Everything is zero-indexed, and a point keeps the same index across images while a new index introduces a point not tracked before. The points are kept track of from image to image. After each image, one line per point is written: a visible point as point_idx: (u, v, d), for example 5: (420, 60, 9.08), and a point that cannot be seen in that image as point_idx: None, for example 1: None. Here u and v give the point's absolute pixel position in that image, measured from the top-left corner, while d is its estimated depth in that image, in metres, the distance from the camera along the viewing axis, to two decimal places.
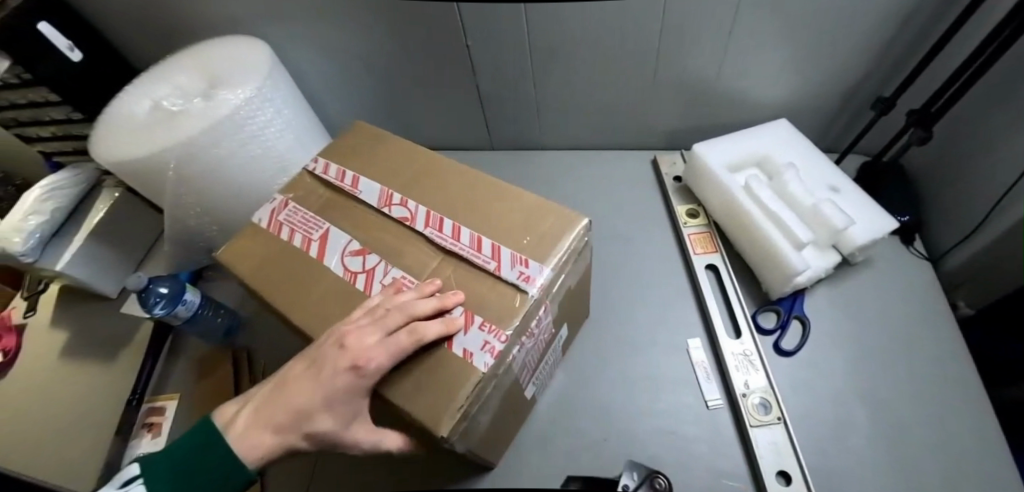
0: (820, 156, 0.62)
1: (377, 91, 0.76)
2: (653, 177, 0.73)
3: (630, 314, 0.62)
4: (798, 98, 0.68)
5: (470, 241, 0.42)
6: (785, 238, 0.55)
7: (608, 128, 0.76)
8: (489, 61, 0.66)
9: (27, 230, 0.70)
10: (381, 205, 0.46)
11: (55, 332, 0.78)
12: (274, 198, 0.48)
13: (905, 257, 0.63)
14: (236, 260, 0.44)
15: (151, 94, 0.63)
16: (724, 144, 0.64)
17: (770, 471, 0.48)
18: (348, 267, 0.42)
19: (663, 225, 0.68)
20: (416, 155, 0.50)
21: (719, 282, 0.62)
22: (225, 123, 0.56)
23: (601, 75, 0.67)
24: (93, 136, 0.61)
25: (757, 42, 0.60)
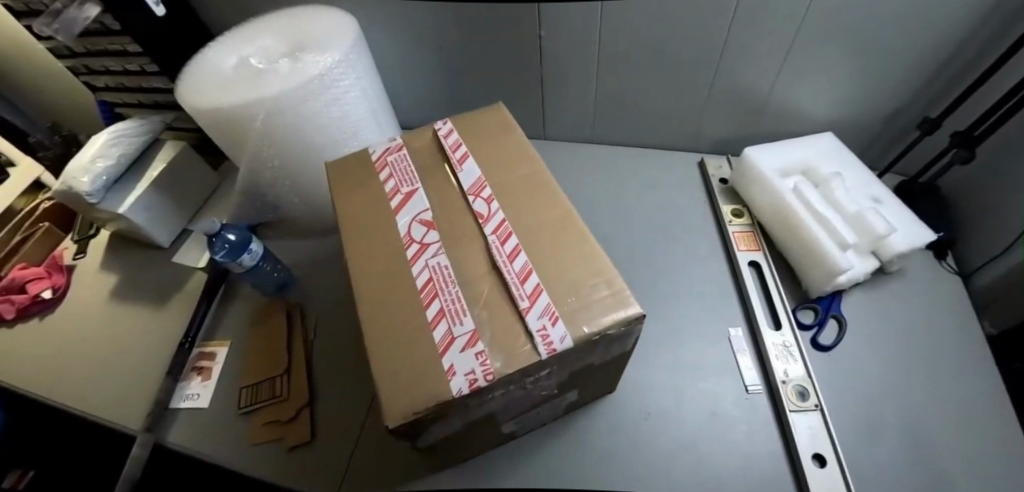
0: (864, 169, 0.66)
1: (441, 72, 0.79)
2: (699, 177, 0.76)
3: (674, 301, 0.65)
4: (844, 114, 0.72)
5: (520, 268, 0.41)
6: (830, 240, 0.59)
7: (659, 128, 0.80)
8: (558, 52, 0.69)
9: (95, 172, 0.72)
10: (470, 192, 0.47)
11: (105, 276, 0.80)
12: (396, 140, 0.54)
13: (937, 271, 0.66)
14: (346, 188, 0.51)
15: (238, 51, 0.67)
16: (775, 150, 0.67)
17: (806, 453, 0.51)
18: (411, 234, 0.45)
19: (708, 222, 0.71)
20: (518, 145, 0.52)
21: (760, 278, 0.65)
22: (314, 84, 0.59)
23: (663, 75, 0.70)
24: (181, 86, 0.64)
25: (815, 57, 0.64)
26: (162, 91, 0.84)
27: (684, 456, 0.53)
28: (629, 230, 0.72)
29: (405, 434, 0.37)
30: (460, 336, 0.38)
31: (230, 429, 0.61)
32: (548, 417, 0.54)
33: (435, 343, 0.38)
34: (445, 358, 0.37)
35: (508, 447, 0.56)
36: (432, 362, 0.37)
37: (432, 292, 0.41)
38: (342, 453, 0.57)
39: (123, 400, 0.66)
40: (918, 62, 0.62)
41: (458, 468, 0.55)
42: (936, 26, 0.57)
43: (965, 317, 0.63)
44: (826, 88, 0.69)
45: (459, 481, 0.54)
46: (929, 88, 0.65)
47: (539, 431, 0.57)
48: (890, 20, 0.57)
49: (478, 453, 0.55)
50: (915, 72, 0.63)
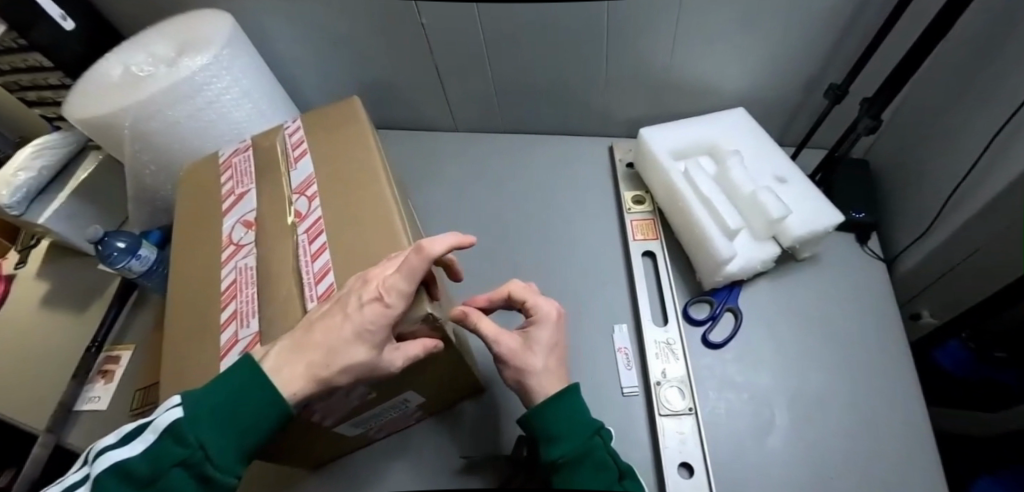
0: (772, 148, 0.60)
1: (342, 70, 0.77)
2: (609, 163, 0.72)
3: (564, 294, 0.61)
4: (764, 89, 0.66)
5: (319, 267, 0.40)
6: (717, 226, 0.54)
7: (572, 113, 0.75)
8: (444, 40, 0.66)
9: (15, 184, 0.74)
10: (296, 190, 0.46)
11: (38, 284, 0.83)
12: (248, 140, 0.53)
13: (856, 256, 0.61)
14: (188, 191, 0.50)
15: (125, 60, 0.67)
16: (674, 130, 0.62)
17: (672, 461, 0.48)
18: (232, 236, 0.45)
19: (610, 210, 0.67)
20: (358, 140, 0.49)
21: (656, 270, 0.61)
22: (181, 87, 0.58)
23: (557, 59, 0.66)
24: (70, 97, 0.65)
25: (710, 28, 0.58)
26: None
27: None
28: (529, 223, 0.69)
29: None
30: (243, 339, 0.37)
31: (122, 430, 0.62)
32: (407, 419, 0.52)
33: (221, 345, 0.38)
34: (225, 361, 0.37)
35: (374, 451, 0.55)
36: (215, 365, 0.37)
37: (232, 294, 0.40)
38: None
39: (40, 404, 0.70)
40: (825, 26, 0.55)
41: (320, 472, 0.54)
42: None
43: (884, 308, 0.57)
44: (736, 61, 0.62)
45: (322, 483, 0.54)
46: (846, 52, 0.58)
47: (406, 433, 0.55)
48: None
49: (341, 456, 0.54)
50: (826, 37, 0.56)
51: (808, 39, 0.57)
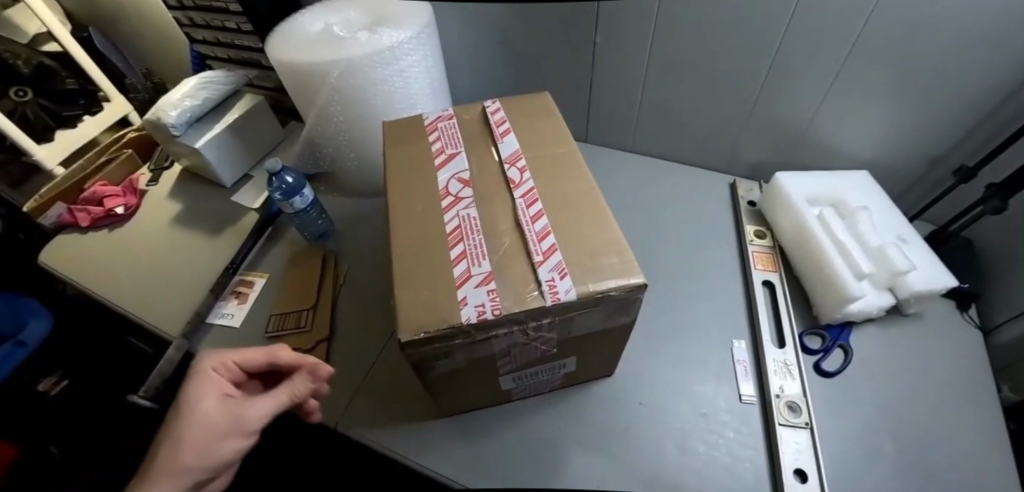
0: (894, 210, 0.67)
1: (497, 68, 0.84)
2: (729, 198, 0.79)
3: (682, 304, 0.67)
4: (889, 156, 0.72)
5: (540, 229, 0.46)
6: (846, 267, 0.60)
7: (697, 147, 0.82)
8: (609, 58, 0.74)
9: (182, 108, 0.81)
10: (506, 161, 0.52)
11: (172, 203, 0.90)
12: (449, 111, 0.60)
13: (956, 321, 0.66)
14: (396, 143, 0.56)
15: (323, 18, 0.74)
16: (806, 179, 0.69)
17: (787, 466, 0.52)
18: (449, 188, 0.50)
19: (729, 238, 0.73)
20: (557, 131, 0.56)
21: (772, 298, 0.67)
22: (383, 53, 0.66)
23: (702, 94, 0.74)
24: (272, 41, 0.72)
25: (861, 90, 0.65)
26: (248, 49, 0.94)
27: (664, 447, 0.55)
28: (650, 234, 0.75)
29: (414, 353, 0.42)
30: (476, 275, 0.43)
31: (255, 349, 0.67)
32: (547, 384, 0.57)
33: (454, 277, 0.43)
34: (460, 291, 0.42)
35: (503, 410, 0.59)
36: (450, 292, 0.42)
37: (458, 237, 0.46)
38: (348, 387, 0.62)
39: (168, 310, 0.75)
40: (970, 108, 0.62)
41: (451, 421, 0.58)
42: (994, 71, 0.57)
43: (981, 373, 0.62)
44: (872, 125, 0.69)
45: (452, 430, 0.58)
46: (979, 136, 0.64)
47: (534, 400, 0.60)
48: (944, 58, 0.57)
49: (474, 408, 0.58)
50: (965, 120, 0.63)
51: (944, 117, 0.64)
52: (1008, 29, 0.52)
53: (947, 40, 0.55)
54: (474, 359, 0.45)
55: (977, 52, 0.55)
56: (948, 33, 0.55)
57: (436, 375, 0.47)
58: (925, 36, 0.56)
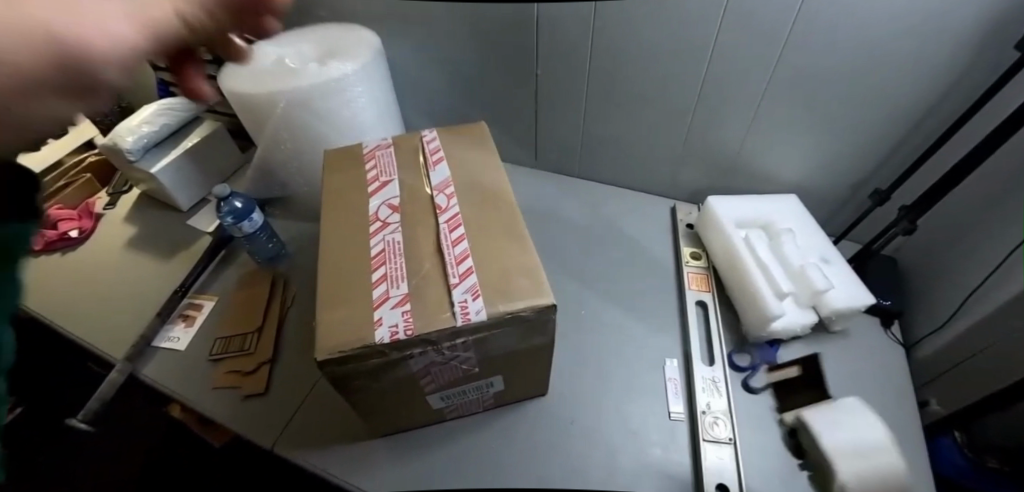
0: (817, 231, 0.70)
1: (447, 97, 0.88)
2: (670, 221, 0.82)
3: (618, 323, 0.69)
4: (816, 180, 0.76)
5: (459, 252, 0.48)
6: (770, 287, 0.63)
7: (640, 173, 0.86)
8: (551, 87, 0.78)
9: (139, 134, 0.83)
10: (436, 188, 0.55)
11: (128, 227, 0.91)
12: (388, 140, 0.63)
13: (880, 337, 0.69)
14: (334, 171, 0.59)
15: (277, 51, 0.77)
16: (736, 202, 0.73)
17: (710, 481, 0.54)
18: (378, 214, 0.52)
19: (668, 260, 0.76)
20: (488, 159, 0.58)
21: (705, 318, 0.69)
22: (331, 84, 0.69)
23: (639, 123, 0.78)
24: (227, 73, 0.75)
25: (783, 119, 0.70)
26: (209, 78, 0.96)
27: (593, 464, 0.57)
28: (591, 257, 0.77)
29: (331, 373, 0.43)
30: (393, 297, 0.44)
31: (197, 371, 0.67)
32: (479, 404, 0.58)
33: (372, 299, 0.44)
34: (377, 311, 0.43)
35: (439, 431, 0.60)
36: (367, 314, 0.43)
37: (381, 260, 0.48)
38: (286, 409, 0.62)
39: (113, 333, 0.75)
40: (884, 131, 0.66)
41: (387, 442, 0.59)
42: (898, 95, 0.61)
43: (901, 387, 0.65)
44: (798, 150, 0.74)
45: (387, 450, 0.58)
46: (892, 161, 0.69)
47: (470, 421, 0.61)
48: (855, 84, 0.62)
49: (409, 429, 0.59)
50: (880, 144, 0.68)
51: (859, 143, 0.69)
52: (903, 59, 0.57)
53: (856, 68, 0.60)
54: (395, 380, 0.47)
55: (883, 77, 0.60)
56: (853, 64, 0.60)
57: (360, 395, 0.48)
58: (833, 66, 0.61)
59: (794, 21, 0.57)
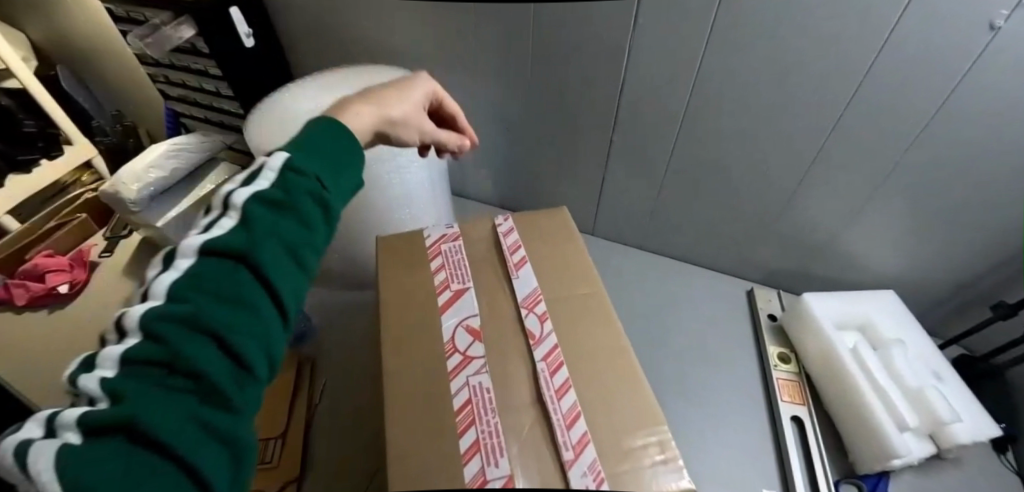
0: (928, 341, 0.62)
1: (506, 152, 0.80)
2: (748, 308, 0.74)
3: (694, 435, 0.62)
4: (920, 278, 0.67)
5: (567, 408, 0.38)
6: (888, 416, 0.55)
7: (712, 250, 0.78)
8: (626, 154, 0.70)
9: (146, 182, 0.74)
10: (523, 305, 0.45)
11: (128, 284, 0.82)
12: (454, 227, 0.53)
13: (994, 467, 0.60)
14: (396, 270, 0.49)
15: (314, 99, 0.66)
16: (834, 301, 0.65)
17: None
18: (455, 341, 0.43)
19: (751, 360, 0.69)
20: (580, 263, 0.49)
21: (801, 437, 0.61)
22: (382, 150, 0.59)
23: (722, 200, 0.70)
24: (255, 124, 0.65)
25: (894, 211, 0.60)
26: (229, 113, 0.86)
27: None
28: (654, 349, 0.70)
29: None
30: (493, 481, 0.35)
31: None
32: None
33: (465, 483, 0.34)
34: None
35: None
36: None
37: (468, 419, 0.38)
38: None
39: None
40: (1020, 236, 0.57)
41: None
42: None
43: None
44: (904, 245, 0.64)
45: None
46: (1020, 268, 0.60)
47: None
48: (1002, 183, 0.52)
49: None
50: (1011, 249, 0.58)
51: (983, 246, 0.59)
52: None
53: (1010, 164, 0.50)
54: None
55: None
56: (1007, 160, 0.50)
57: None
58: (981, 160, 0.51)
59: (934, 113, 0.49)
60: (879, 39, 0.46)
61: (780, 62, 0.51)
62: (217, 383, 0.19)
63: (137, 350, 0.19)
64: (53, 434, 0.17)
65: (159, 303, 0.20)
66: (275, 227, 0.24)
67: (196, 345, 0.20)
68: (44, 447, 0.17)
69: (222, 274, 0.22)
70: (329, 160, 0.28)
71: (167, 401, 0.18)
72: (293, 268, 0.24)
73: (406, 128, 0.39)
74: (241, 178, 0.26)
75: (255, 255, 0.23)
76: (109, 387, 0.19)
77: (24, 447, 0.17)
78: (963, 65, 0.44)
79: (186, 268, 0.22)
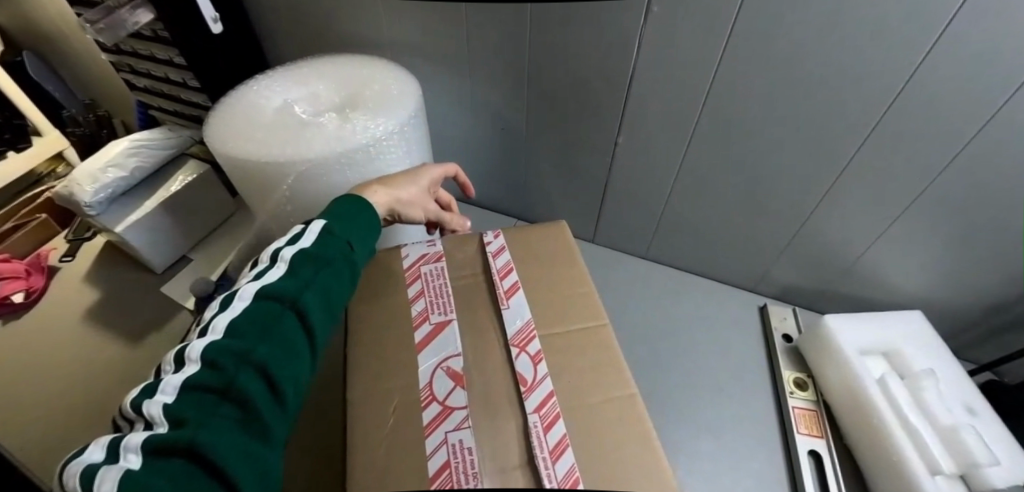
0: (959, 369, 0.57)
1: (500, 154, 0.73)
2: (760, 327, 0.69)
3: (699, 468, 0.57)
4: (950, 300, 0.61)
5: (563, 475, 0.32)
6: (921, 458, 0.49)
7: (721, 262, 0.72)
8: (630, 159, 0.64)
9: (103, 182, 0.67)
10: (513, 343, 0.39)
11: (86, 292, 0.75)
12: (436, 246, 0.47)
13: None
14: (375, 299, 0.44)
15: (284, 93, 0.59)
16: (857, 324, 0.59)
17: None
18: (432, 388, 0.37)
19: (762, 384, 0.64)
20: (578, 292, 0.44)
21: (819, 474, 0.55)
22: (357, 153, 0.52)
23: (733, 210, 0.63)
24: (215, 121, 0.57)
25: (928, 229, 0.54)
26: (198, 106, 0.79)
27: None
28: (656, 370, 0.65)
29: None
30: None
31: None
32: None
33: None
34: None
35: None
36: None
37: (445, 487, 0.32)
38: None
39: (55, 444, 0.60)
40: None
41: None
42: None
43: None
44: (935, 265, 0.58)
45: None
46: None
47: None
48: None
49: None
50: None
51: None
52: None
53: None
54: None
55: None
56: None
57: None
58: None
59: (981, 128, 0.43)
60: (925, 44, 0.39)
61: (805, 66, 0.45)
62: (258, 413, 0.26)
63: (198, 376, 0.26)
64: (120, 458, 0.23)
65: (216, 340, 0.28)
66: (318, 276, 0.34)
67: (246, 376, 0.27)
68: (110, 473, 0.21)
69: (278, 316, 0.31)
70: (356, 226, 0.38)
71: (219, 419, 0.25)
72: (295, 358, 0.30)
73: (413, 207, 0.46)
74: (286, 238, 0.35)
75: (304, 296, 0.32)
76: (169, 414, 0.25)
77: (91, 475, 0.21)
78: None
79: (224, 329, 0.29)
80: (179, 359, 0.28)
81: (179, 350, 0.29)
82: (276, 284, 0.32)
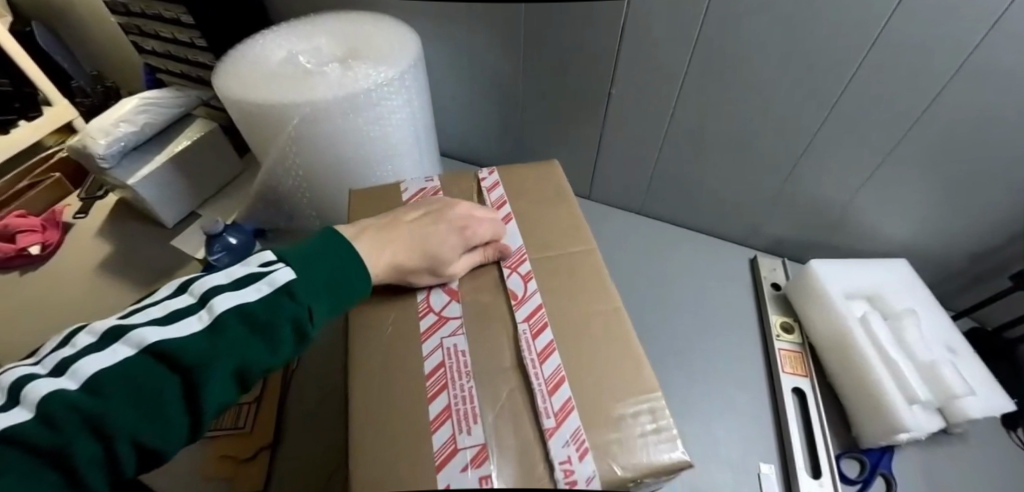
0: (941, 312, 0.59)
1: (496, 111, 0.75)
2: (750, 278, 0.71)
3: (686, 405, 0.59)
4: (936, 248, 0.62)
5: (550, 373, 0.35)
6: (898, 389, 0.51)
7: (714, 216, 0.73)
8: (623, 111, 0.65)
9: (115, 136, 0.69)
10: (506, 264, 0.42)
11: (99, 245, 0.78)
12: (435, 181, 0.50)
13: (1003, 445, 0.57)
14: None
15: (288, 44, 0.61)
16: (843, 270, 0.61)
17: None
18: (429, 301, 0.40)
19: (750, 329, 0.66)
20: (568, 221, 0.45)
21: (802, 410, 0.58)
22: (360, 97, 0.54)
23: (724, 161, 0.65)
24: (221, 70, 0.59)
25: (913, 174, 0.55)
26: (204, 67, 0.81)
27: None
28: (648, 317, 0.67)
29: None
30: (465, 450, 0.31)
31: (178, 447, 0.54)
32: None
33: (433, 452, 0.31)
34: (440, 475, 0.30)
35: None
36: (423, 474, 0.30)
37: (440, 382, 0.34)
38: None
39: None
40: None
41: None
42: None
43: None
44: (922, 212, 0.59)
45: None
46: None
47: None
48: None
49: None
50: None
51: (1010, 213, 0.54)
52: None
53: None
54: None
55: None
56: None
57: None
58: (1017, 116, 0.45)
59: (960, 64, 0.43)
60: None
61: (788, 7, 0.45)
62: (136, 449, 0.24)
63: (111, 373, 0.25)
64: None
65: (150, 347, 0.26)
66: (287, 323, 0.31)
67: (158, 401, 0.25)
68: None
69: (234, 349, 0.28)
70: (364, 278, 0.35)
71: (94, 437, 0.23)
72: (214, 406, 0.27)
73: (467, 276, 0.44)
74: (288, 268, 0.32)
75: (260, 343, 0.29)
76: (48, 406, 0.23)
77: None
78: (999, 6, 0.38)
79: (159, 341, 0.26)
80: (118, 333, 0.26)
81: (122, 321, 0.27)
82: (255, 308, 0.30)
